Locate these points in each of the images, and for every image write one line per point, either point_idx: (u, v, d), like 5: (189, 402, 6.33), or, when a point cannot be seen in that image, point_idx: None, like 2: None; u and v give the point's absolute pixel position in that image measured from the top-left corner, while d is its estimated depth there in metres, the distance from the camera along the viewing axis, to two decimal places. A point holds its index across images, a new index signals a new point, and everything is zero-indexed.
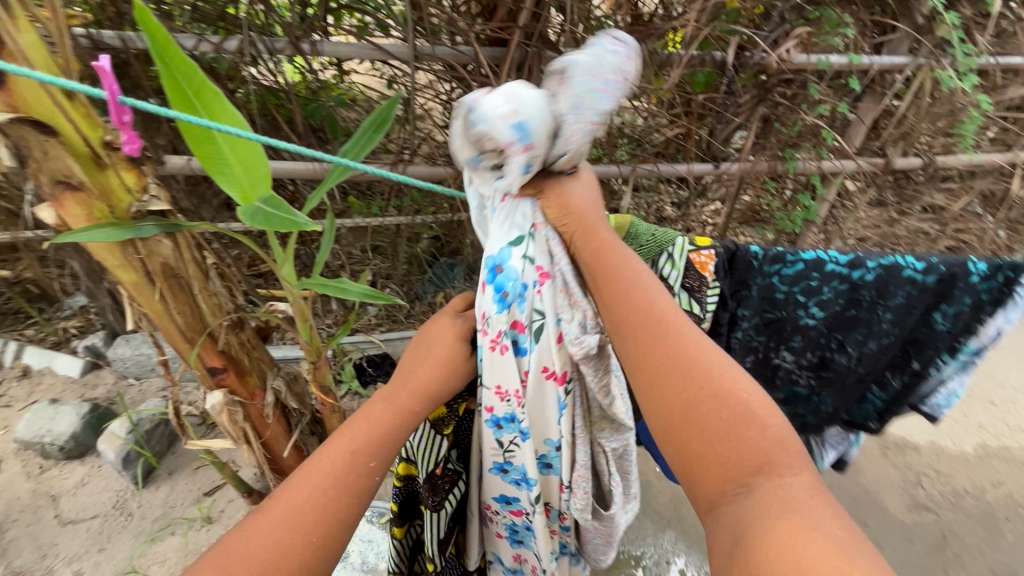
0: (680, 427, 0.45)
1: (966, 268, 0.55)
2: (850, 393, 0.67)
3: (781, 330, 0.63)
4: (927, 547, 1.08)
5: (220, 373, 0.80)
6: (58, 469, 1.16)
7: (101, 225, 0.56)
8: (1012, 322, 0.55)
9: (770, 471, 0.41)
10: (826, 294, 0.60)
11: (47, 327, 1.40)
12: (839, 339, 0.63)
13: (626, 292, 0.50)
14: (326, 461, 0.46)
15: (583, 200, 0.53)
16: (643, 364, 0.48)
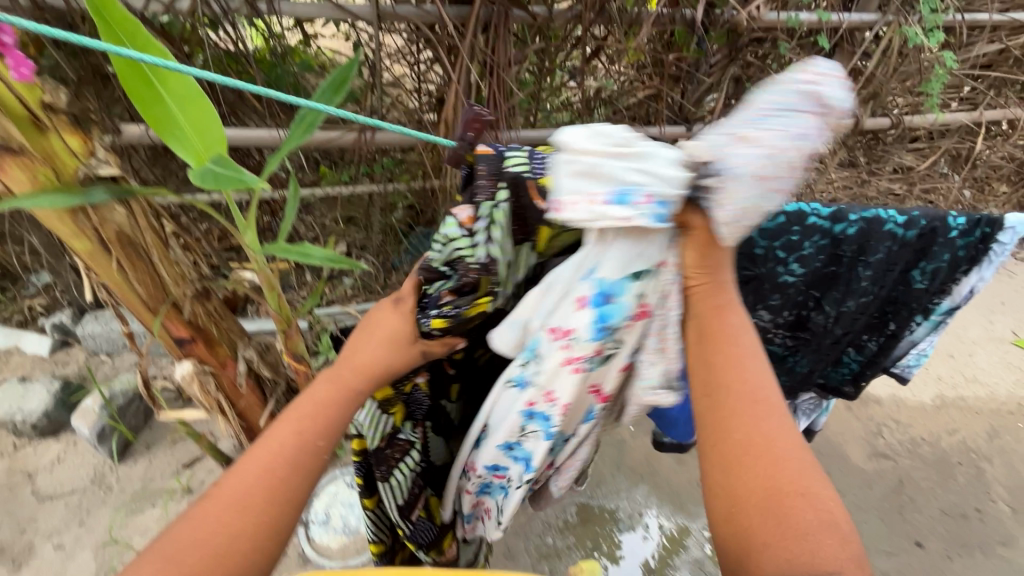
0: (752, 506, 0.42)
1: (944, 223, 0.58)
2: (829, 356, 0.69)
3: (760, 289, 0.62)
4: (885, 492, 1.14)
5: (188, 344, 0.80)
6: (32, 446, 1.15)
7: (48, 191, 0.54)
8: (984, 279, 0.60)
9: (837, 575, 0.38)
10: (808, 250, 0.58)
11: (11, 305, 1.37)
12: (817, 297, 0.63)
13: (732, 357, 0.47)
14: (270, 443, 0.44)
15: (718, 261, 0.49)
16: (740, 434, 0.44)
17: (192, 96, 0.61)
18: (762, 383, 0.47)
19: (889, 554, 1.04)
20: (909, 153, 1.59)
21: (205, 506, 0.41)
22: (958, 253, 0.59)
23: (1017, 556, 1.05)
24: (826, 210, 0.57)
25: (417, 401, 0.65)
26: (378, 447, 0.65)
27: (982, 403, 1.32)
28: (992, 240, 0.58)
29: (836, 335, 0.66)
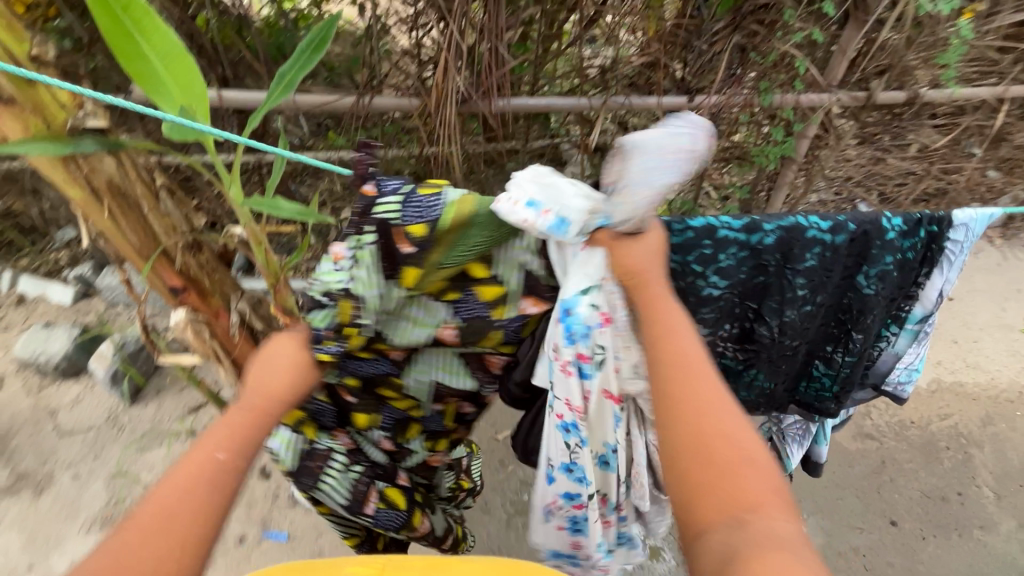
0: (688, 447, 0.41)
1: (876, 223, 0.54)
2: (795, 370, 0.66)
3: (685, 304, 0.57)
4: (866, 472, 1.14)
5: (181, 292, 0.85)
6: (55, 387, 1.25)
7: (38, 140, 0.59)
8: (950, 280, 0.59)
9: (761, 509, 0.38)
10: (725, 261, 0.54)
11: (40, 258, 1.46)
12: (755, 309, 0.59)
13: (658, 318, 0.46)
14: (177, 476, 0.40)
15: (639, 259, 0.48)
16: (665, 392, 0.43)
17: (175, 54, 0.64)
18: (685, 338, 0.45)
19: (861, 531, 1.05)
20: (929, 130, 1.52)
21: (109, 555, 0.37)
22: (907, 253, 0.57)
23: (994, 540, 1.05)
24: (737, 221, 0.53)
25: (321, 410, 0.66)
26: (298, 464, 0.66)
27: (980, 389, 1.29)
28: (943, 239, 0.56)
29: (788, 346, 0.61)
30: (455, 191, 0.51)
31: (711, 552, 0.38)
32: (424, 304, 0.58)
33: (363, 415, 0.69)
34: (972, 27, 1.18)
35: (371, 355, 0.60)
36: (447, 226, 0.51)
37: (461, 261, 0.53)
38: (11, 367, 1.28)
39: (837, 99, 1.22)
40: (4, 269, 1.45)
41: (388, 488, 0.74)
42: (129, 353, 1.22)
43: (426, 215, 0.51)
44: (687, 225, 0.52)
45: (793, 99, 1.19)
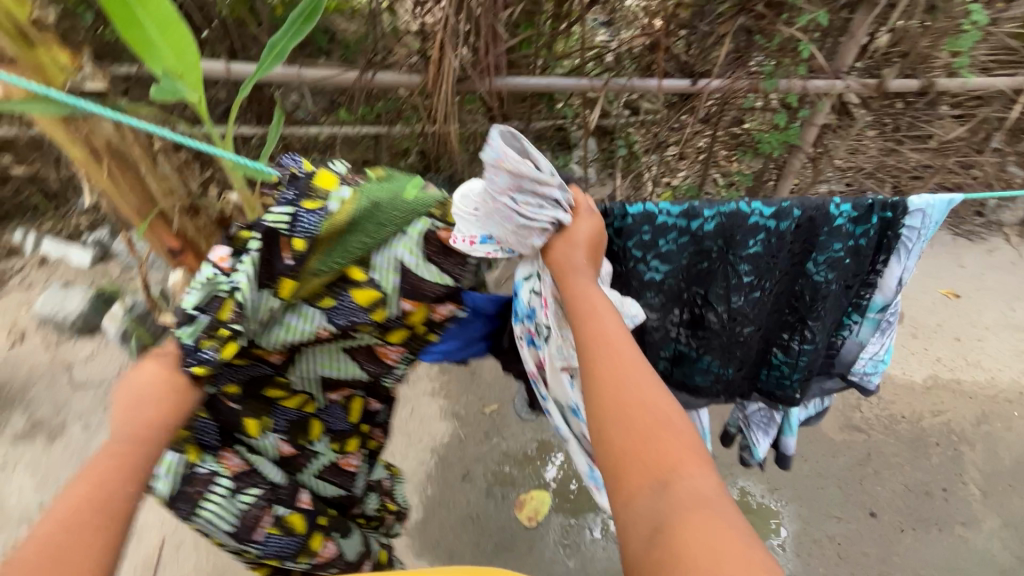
0: (608, 417, 0.42)
1: (819, 211, 0.58)
2: (752, 358, 0.68)
3: (629, 287, 0.61)
4: (850, 463, 1.13)
5: (179, 254, 0.89)
6: (71, 343, 1.32)
7: (38, 100, 0.62)
8: (908, 268, 0.61)
9: (681, 468, 0.39)
10: (669, 246, 0.59)
11: (62, 222, 1.54)
12: (703, 294, 0.63)
13: (581, 300, 0.47)
14: (61, 512, 0.40)
15: (559, 252, 0.50)
16: (588, 371, 0.44)
17: (170, 21, 0.66)
18: (604, 317, 0.46)
19: (839, 520, 1.05)
20: (946, 121, 1.47)
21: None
22: (859, 241, 0.60)
23: (975, 537, 1.04)
24: (678, 208, 0.57)
25: (204, 426, 0.60)
26: (174, 491, 0.59)
27: (979, 387, 1.27)
28: (897, 226, 0.59)
29: (739, 333, 0.65)
30: (339, 196, 0.51)
31: (638, 518, 0.38)
32: (300, 310, 0.56)
33: (253, 425, 0.61)
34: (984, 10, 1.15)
35: (248, 359, 0.57)
36: (328, 235, 0.51)
37: (338, 267, 0.53)
38: (32, 323, 1.36)
39: (848, 84, 1.15)
40: (29, 231, 1.53)
41: (288, 513, 0.67)
42: (138, 315, 1.29)
43: (311, 226, 0.51)
44: (630, 211, 0.57)
45: (799, 83, 1.17)
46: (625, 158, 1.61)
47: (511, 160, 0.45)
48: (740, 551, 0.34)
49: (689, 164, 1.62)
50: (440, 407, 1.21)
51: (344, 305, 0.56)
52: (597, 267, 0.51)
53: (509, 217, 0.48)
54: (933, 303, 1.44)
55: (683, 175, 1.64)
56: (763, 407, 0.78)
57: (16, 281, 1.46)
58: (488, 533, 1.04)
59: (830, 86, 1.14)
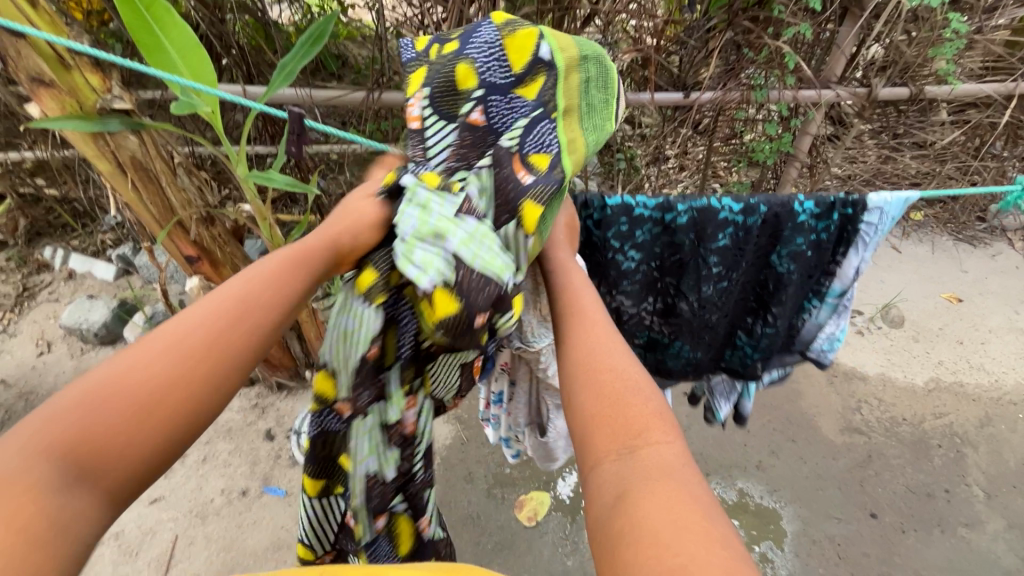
0: (579, 385, 0.40)
1: (787, 207, 0.61)
2: (719, 340, 0.72)
3: (607, 277, 0.65)
4: (849, 465, 1.13)
5: (196, 261, 0.96)
6: (95, 351, 1.39)
7: (71, 118, 0.70)
8: (865, 259, 0.63)
9: (644, 434, 0.36)
10: (641, 237, 0.62)
11: (89, 239, 1.63)
12: (675, 284, 0.66)
13: (565, 276, 0.50)
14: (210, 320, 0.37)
15: None
16: (567, 345, 0.44)
17: (190, 46, 0.72)
18: (585, 295, 0.48)
19: (839, 521, 1.05)
20: (944, 127, 1.49)
21: (52, 420, 0.30)
22: (821, 235, 0.63)
23: (979, 538, 1.03)
24: (653, 201, 0.61)
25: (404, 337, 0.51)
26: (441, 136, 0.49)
27: (982, 390, 1.26)
28: (857, 222, 0.62)
29: (708, 319, 0.68)
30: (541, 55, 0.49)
31: (601, 485, 0.34)
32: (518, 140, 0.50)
33: (368, 278, 0.47)
34: (964, 19, 1.18)
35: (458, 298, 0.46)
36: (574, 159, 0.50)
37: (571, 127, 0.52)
38: (58, 333, 1.44)
39: (837, 94, 1.18)
40: (58, 248, 1.62)
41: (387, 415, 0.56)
42: (157, 324, 1.36)
43: (490, 51, 0.48)
44: (610, 203, 0.61)
45: (790, 93, 1.19)
46: (625, 170, 1.57)
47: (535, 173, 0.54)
48: (695, 518, 0.30)
49: (688, 174, 1.65)
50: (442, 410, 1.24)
51: (510, 104, 0.49)
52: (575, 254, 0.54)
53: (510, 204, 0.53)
54: (935, 307, 1.44)
55: (683, 186, 1.68)
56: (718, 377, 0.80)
57: (45, 294, 1.54)
58: (488, 532, 1.06)
59: (819, 95, 1.16)
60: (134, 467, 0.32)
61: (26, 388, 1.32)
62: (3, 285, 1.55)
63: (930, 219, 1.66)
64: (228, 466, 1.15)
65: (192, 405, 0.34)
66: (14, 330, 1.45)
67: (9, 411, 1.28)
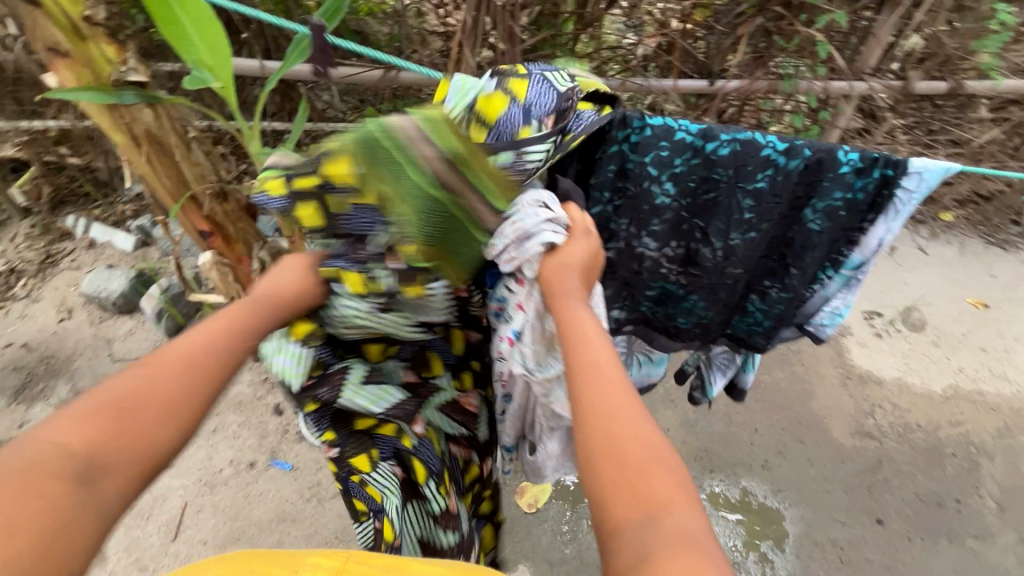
0: (596, 443, 0.39)
1: (831, 154, 0.57)
2: (732, 303, 0.69)
3: (640, 211, 0.63)
4: (858, 469, 1.11)
5: (209, 236, 0.97)
6: (113, 320, 1.43)
7: (87, 90, 0.70)
8: (892, 229, 0.59)
9: (665, 504, 0.36)
10: (679, 167, 0.60)
11: (110, 209, 1.66)
12: (704, 228, 0.63)
13: (575, 316, 0.46)
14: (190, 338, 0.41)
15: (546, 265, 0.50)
16: (578, 391, 0.42)
17: (205, 20, 0.71)
18: (598, 334, 0.45)
19: (843, 525, 1.04)
20: (982, 124, 1.45)
21: (73, 428, 0.34)
22: (857, 195, 0.58)
23: (988, 551, 1.01)
24: (696, 127, 0.58)
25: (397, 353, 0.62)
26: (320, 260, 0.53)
27: (1003, 400, 1.22)
28: (895, 185, 0.56)
29: (728, 274, 0.65)
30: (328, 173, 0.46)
31: (623, 558, 0.34)
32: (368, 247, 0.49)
33: (302, 327, 0.56)
34: (1011, 10, 1.12)
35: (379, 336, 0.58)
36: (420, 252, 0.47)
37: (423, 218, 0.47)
38: (78, 301, 1.47)
39: (870, 86, 1.13)
40: (80, 216, 1.64)
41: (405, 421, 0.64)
42: (173, 296, 1.38)
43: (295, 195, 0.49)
44: (651, 128, 0.59)
45: (821, 84, 1.14)
46: None
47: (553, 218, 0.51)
48: None
49: None
50: None
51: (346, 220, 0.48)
52: (589, 280, 0.51)
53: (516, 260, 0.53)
54: (960, 312, 1.39)
55: None
56: (723, 351, 0.78)
57: (66, 262, 1.57)
58: None
59: (851, 86, 1.12)
60: (160, 458, 0.36)
61: (46, 352, 1.36)
62: (27, 251, 1.58)
63: (960, 220, 1.60)
64: (237, 438, 1.18)
65: (188, 415, 0.38)
66: (37, 296, 1.49)
67: (30, 374, 1.32)
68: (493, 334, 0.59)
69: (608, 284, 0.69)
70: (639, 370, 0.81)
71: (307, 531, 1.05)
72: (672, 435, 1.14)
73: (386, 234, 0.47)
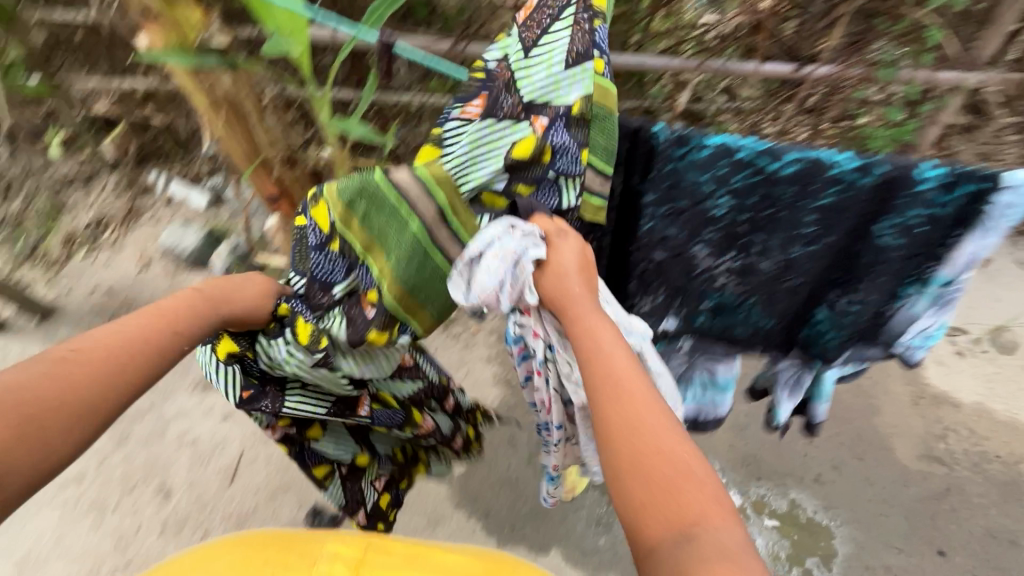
0: (626, 466, 0.43)
1: (911, 173, 0.51)
2: (795, 310, 0.66)
3: (691, 222, 0.60)
4: (922, 495, 1.04)
5: (277, 200, 1.00)
6: (185, 273, 1.52)
7: (173, 53, 0.73)
8: (986, 246, 0.53)
9: (701, 521, 0.39)
10: (737, 182, 0.56)
11: (187, 167, 1.75)
12: (762, 242, 0.60)
13: (593, 337, 0.50)
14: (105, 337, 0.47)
15: (548, 289, 0.54)
16: (607, 419, 0.46)
17: None
18: (615, 355, 0.49)
19: (899, 551, 0.98)
20: None
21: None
22: (941, 211, 0.52)
23: None
24: (759, 143, 0.53)
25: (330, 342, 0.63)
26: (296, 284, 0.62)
27: None
28: (987, 203, 0.50)
29: (787, 282, 0.63)
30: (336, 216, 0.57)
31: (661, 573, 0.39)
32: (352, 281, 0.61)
33: (227, 345, 0.62)
34: None
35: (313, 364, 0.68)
36: (396, 292, 0.60)
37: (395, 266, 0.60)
38: (156, 253, 1.57)
39: (985, 78, 1.01)
40: (161, 172, 1.74)
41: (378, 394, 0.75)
42: (240, 254, 1.45)
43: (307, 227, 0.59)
44: (701, 150, 0.55)
45: (925, 74, 1.03)
46: None
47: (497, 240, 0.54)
48: None
49: None
50: (493, 372, 1.24)
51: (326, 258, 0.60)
52: (594, 288, 0.54)
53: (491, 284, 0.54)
54: None
55: None
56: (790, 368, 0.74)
57: (148, 215, 1.68)
58: (525, 497, 1.07)
59: (961, 78, 1.00)
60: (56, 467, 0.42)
61: (128, 299, 1.47)
62: (115, 203, 1.70)
63: None
64: None
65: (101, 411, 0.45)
66: (122, 246, 1.60)
67: (113, 318, 1.43)
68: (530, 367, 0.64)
69: (658, 289, 0.68)
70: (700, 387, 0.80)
71: None
72: (719, 438, 1.10)
73: (372, 276, 0.60)
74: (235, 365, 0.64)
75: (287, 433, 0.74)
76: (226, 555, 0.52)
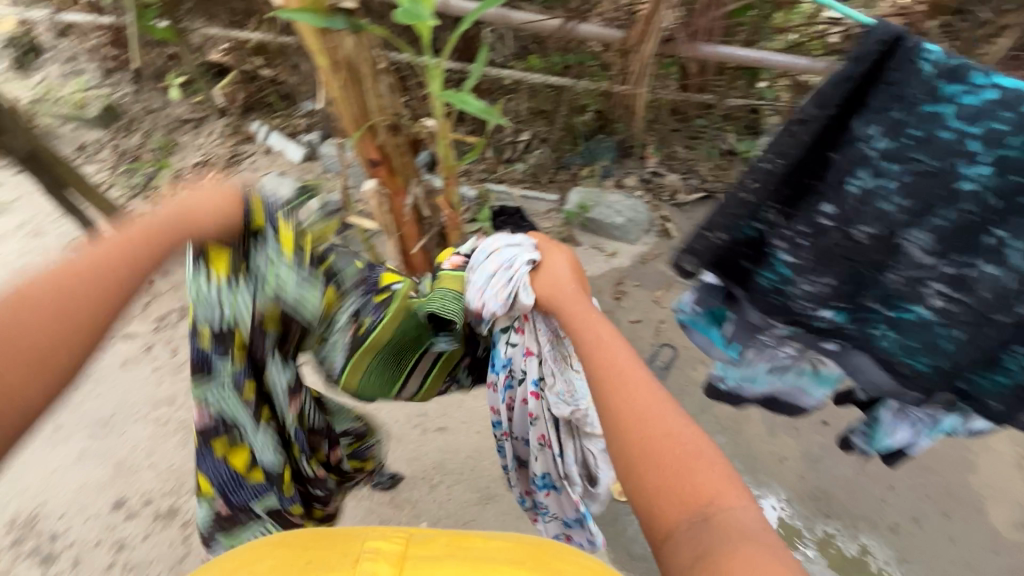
0: (632, 452, 0.44)
1: None
2: (991, 346, 0.49)
3: (930, 191, 0.48)
4: (1013, 566, 0.95)
5: (376, 165, 1.02)
6: None
7: (305, 12, 0.74)
8: None
9: (714, 501, 0.39)
10: (1008, 147, 0.44)
11: (287, 121, 1.82)
12: (995, 238, 0.47)
13: (593, 331, 0.53)
14: (53, 282, 0.37)
15: (542, 290, 0.60)
16: (610, 407, 0.47)
17: None
18: (613, 347, 0.51)
19: None
20: None
21: None
22: None
23: None
24: None
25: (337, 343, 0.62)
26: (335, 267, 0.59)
27: None
28: None
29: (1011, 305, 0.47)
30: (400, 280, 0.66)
31: (677, 555, 0.38)
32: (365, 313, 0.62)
33: (220, 259, 0.47)
34: None
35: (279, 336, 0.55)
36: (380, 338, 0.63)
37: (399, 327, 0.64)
38: None
39: None
40: (263, 123, 1.83)
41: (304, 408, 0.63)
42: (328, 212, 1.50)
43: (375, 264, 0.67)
44: (980, 92, 0.45)
45: None
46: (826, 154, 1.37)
47: (494, 245, 0.64)
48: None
49: None
50: None
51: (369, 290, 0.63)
52: (583, 288, 0.60)
53: (482, 281, 0.62)
54: None
55: None
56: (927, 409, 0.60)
57: (247, 162, 1.77)
58: None
59: None
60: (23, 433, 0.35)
61: None
62: (219, 147, 1.81)
63: None
64: None
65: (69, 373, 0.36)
66: None
67: None
68: (515, 392, 0.71)
69: (830, 274, 0.55)
70: (789, 381, 0.68)
71: (410, 457, 1.12)
72: (788, 467, 1.06)
73: (375, 319, 0.62)
74: (217, 283, 0.48)
75: (210, 423, 0.54)
76: (267, 556, 0.43)
